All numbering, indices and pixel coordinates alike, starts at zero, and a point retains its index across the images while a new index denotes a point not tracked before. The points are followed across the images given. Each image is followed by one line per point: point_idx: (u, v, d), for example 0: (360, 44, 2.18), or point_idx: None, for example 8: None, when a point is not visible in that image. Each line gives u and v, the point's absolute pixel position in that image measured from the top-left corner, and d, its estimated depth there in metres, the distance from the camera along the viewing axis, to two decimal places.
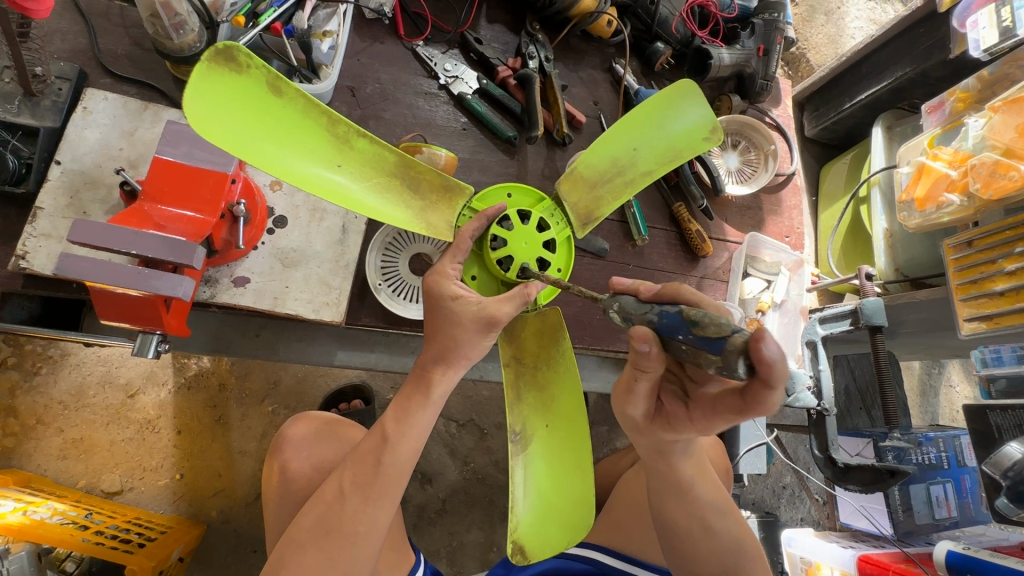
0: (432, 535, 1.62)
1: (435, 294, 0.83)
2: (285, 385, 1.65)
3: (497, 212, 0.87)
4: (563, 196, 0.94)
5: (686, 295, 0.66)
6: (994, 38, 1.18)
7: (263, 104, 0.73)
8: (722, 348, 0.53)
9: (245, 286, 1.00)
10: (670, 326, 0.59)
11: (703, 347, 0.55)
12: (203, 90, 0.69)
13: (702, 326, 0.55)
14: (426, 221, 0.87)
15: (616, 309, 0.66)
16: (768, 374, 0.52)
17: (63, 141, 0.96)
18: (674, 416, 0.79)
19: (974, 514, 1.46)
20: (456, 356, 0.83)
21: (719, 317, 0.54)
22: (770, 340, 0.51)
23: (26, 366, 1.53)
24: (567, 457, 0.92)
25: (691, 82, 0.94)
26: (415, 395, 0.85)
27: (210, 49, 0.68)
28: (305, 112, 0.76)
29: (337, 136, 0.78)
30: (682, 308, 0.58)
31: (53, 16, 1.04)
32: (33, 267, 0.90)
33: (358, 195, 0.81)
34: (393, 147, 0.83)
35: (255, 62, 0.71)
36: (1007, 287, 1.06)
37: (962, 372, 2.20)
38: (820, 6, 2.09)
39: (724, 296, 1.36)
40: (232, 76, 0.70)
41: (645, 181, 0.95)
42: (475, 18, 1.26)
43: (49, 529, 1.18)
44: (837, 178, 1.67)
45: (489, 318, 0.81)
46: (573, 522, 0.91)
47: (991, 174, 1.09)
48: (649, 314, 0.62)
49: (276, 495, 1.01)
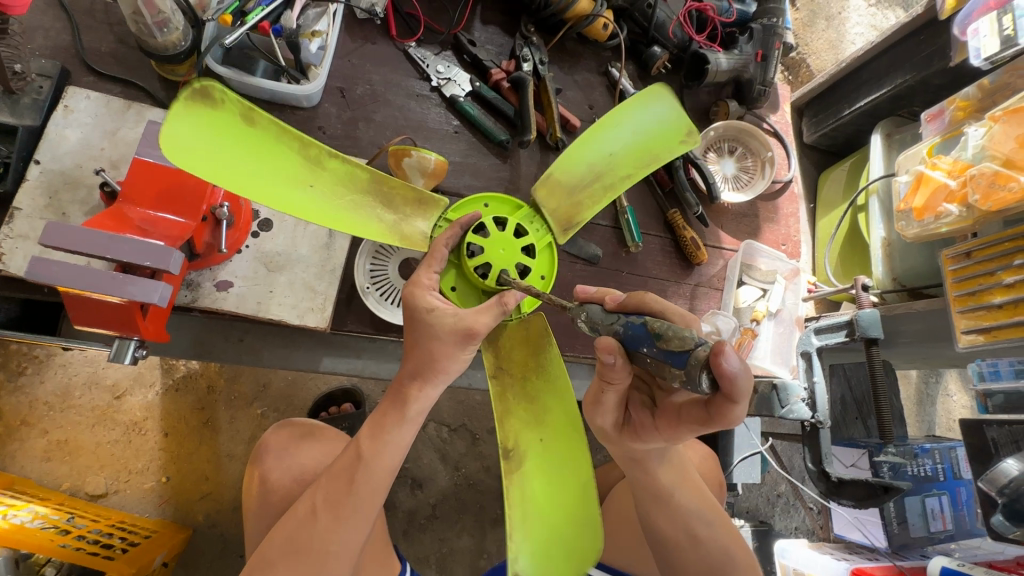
0: (421, 542, 1.60)
1: (412, 305, 0.80)
2: (275, 388, 1.63)
3: (471, 220, 0.85)
4: (541, 201, 0.92)
5: (649, 303, 0.71)
6: (995, 47, 1.15)
7: (241, 139, 0.71)
8: (687, 362, 0.58)
9: (228, 290, 0.98)
10: (636, 337, 0.63)
11: (668, 359, 0.60)
12: (185, 131, 0.67)
13: (667, 339, 0.60)
14: (411, 241, 0.86)
15: (584, 320, 0.69)
16: (730, 386, 0.58)
17: (43, 140, 0.94)
18: (640, 425, 0.81)
19: (970, 527, 1.41)
20: (433, 369, 0.80)
21: (684, 331, 0.59)
22: (736, 354, 0.57)
23: (12, 366, 1.51)
24: (567, 473, 0.87)
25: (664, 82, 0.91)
26: (391, 412, 0.82)
27: (185, 88, 0.66)
28: (284, 141, 0.74)
29: (318, 162, 0.77)
30: (647, 320, 0.63)
31: (36, 12, 1.02)
32: (10, 269, 0.88)
33: (349, 218, 0.80)
34: (369, 167, 0.81)
35: (228, 95, 0.69)
36: (1005, 299, 1.04)
37: (960, 382, 2.17)
38: (821, 11, 2.07)
39: (719, 304, 1.34)
40: (211, 113, 0.69)
41: (624, 185, 0.93)
42: (468, 19, 1.24)
43: (28, 535, 1.16)
44: (835, 186, 1.65)
45: (467, 330, 0.77)
46: (574, 546, 0.84)
47: (990, 186, 1.07)
48: (616, 325, 0.66)
49: (255, 506, 0.99)
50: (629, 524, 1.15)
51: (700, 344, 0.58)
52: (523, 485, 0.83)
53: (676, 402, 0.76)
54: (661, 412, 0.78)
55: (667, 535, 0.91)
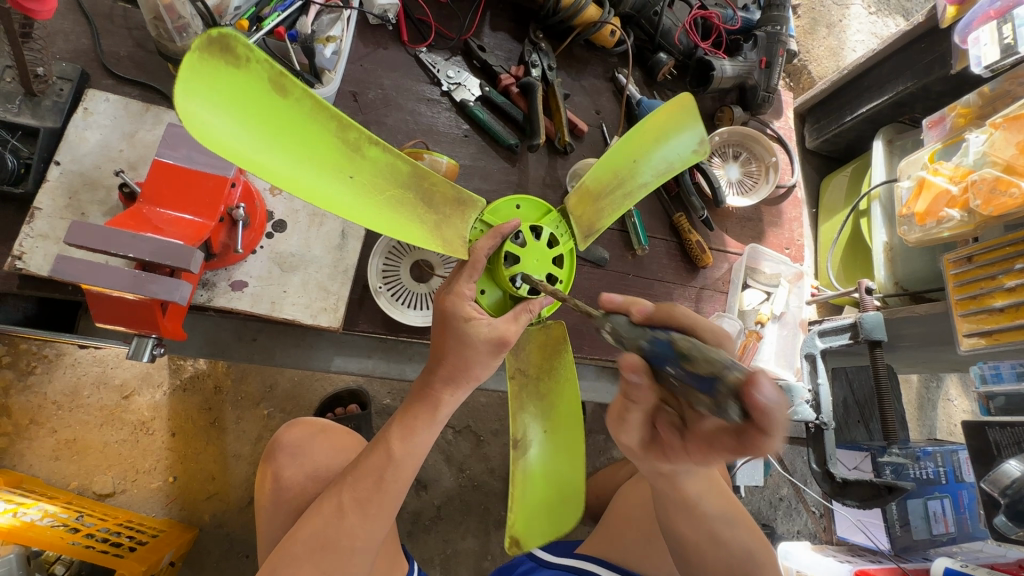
0: (426, 543, 1.61)
1: (448, 313, 0.82)
2: (281, 390, 1.64)
3: (512, 229, 0.84)
4: (572, 210, 0.94)
5: (679, 316, 0.61)
6: (995, 55, 1.18)
7: (268, 108, 0.64)
8: (715, 389, 0.48)
9: (242, 290, 0.99)
10: (662, 356, 0.54)
11: (694, 385, 0.50)
12: (195, 90, 0.57)
13: (694, 363, 0.50)
14: (439, 235, 0.84)
15: (608, 330, 0.62)
16: (764, 422, 0.47)
17: (63, 141, 0.96)
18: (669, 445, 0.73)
19: (971, 530, 1.43)
20: (465, 376, 0.83)
21: (715, 354, 0.49)
22: (770, 387, 0.46)
23: (21, 366, 1.52)
24: (568, 458, 0.93)
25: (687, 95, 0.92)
26: (420, 414, 0.84)
27: (202, 36, 0.56)
28: (314, 116, 0.68)
29: (348, 144, 0.72)
30: (674, 336, 0.54)
31: (56, 16, 1.04)
32: (30, 267, 0.90)
33: (374, 207, 0.76)
34: (404, 156, 0.78)
35: (257, 55, 0.60)
36: (1006, 303, 1.06)
37: (960, 387, 2.19)
38: (823, 19, 2.10)
39: (723, 307, 1.35)
40: (233, 73, 0.60)
41: (640, 195, 0.96)
42: (478, 25, 1.26)
43: (40, 532, 1.17)
44: (837, 191, 1.67)
45: (500, 337, 0.81)
46: (563, 521, 0.92)
47: (991, 191, 1.09)
48: (640, 339, 0.58)
49: (269, 504, 1.01)
50: (637, 525, 1.16)
51: (730, 368, 0.47)
52: (525, 473, 0.89)
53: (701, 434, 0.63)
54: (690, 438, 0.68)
55: (682, 533, 0.91)
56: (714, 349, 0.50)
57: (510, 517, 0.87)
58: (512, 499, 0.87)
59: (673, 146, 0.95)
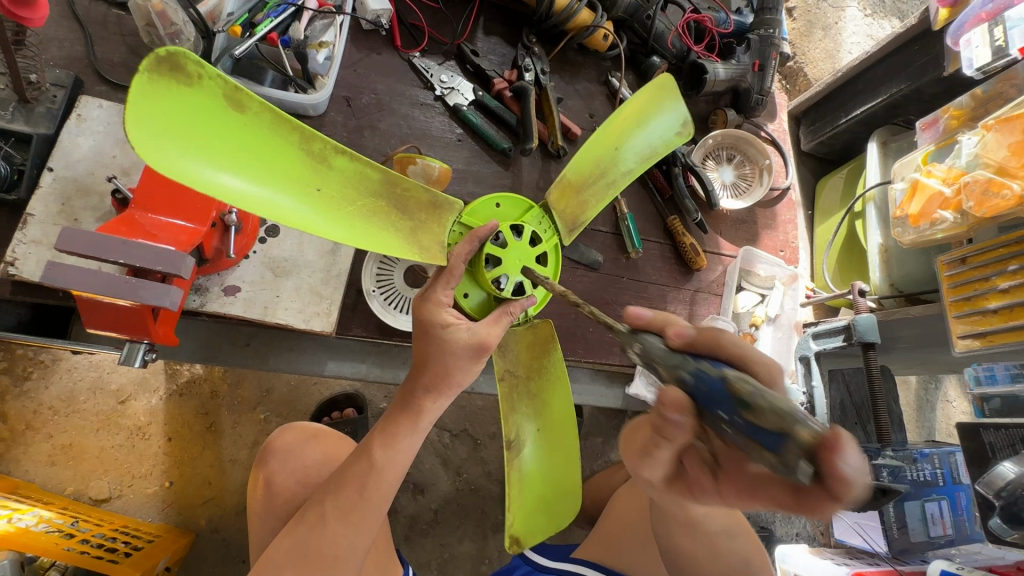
0: (423, 547, 1.60)
1: (425, 321, 0.82)
2: (278, 394, 1.64)
3: (488, 233, 0.82)
4: (553, 204, 0.93)
5: (726, 341, 0.54)
6: (987, 57, 1.18)
7: (227, 124, 0.63)
8: (782, 445, 0.42)
9: (235, 295, 1.00)
10: (712, 398, 0.48)
11: (757, 438, 0.44)
12: (148, 110, 0.57)
13: (756, 411, 0.44)
14: (416, 242, 0.82)
15: (637, 351, 0.57)
16: (839, 491, 0.41)
17: (56, 148, 0.96)
18: (697, 485, 0.65)
19: (969, 532, 1.43)
20: (446, 383, 0.83)
21: (782, 403, 0.43)
22: (851, 453, 0.40)
23: (17, 371, 1.52)
24: (559, 455, 0.93)
25: (666, 78, 0.95)
26: (405, 422, 0.84)
27: (150, 56, 0.56)
28: (273, 129, 0.67)
29: (313, 157, 0.71)
30: (728, 374, 0.48)
31: (50, 23, 1.05)
32: (22, 273, 0.90)
33: (345, 218, 0.74)
34: (375, 163, 0.77)
35: (209, 71, 0.60)
36: (1000, 305, 1.05)
37: (959, 388, 2.19)
38: (818, 22, 2.10)
39: (718, 310, 1.36)
40: (185, 90, 0.59)
41: (626, 180, 0.98)
42: (472, 30, 1.27)
43: (33, 538, 1.17)
44: (832, 193, 1.67)
45: (480, 342, 0.81)
46: (559, 515, 0.93)
47: (984, 193, 1.08)
48: (682, 370, 0.52)
49: (260, 509, 1.01)
50: (632, 529, 1.16)
51: (804, 426, 0.42)
52: (522, 473, 0.89)
53: (749, 478, 0.56)
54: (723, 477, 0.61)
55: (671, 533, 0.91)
56: (780, 394, 0.44)
57: (509, 518, 0.86)
58: (510, 497, 0.87)
59: (651, 132, 0.97)
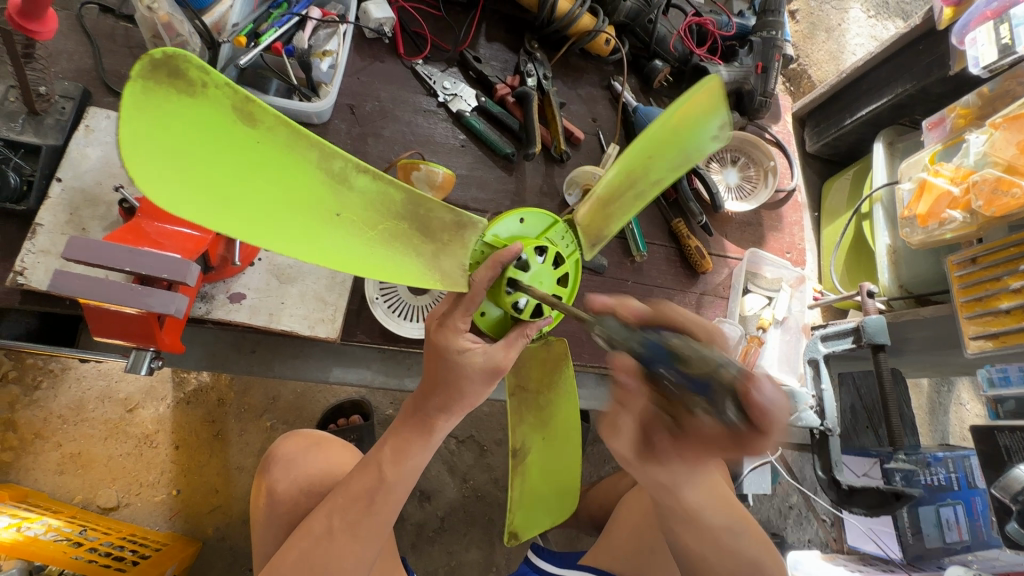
0: (430, 555, 1.59)
1: (442, 346, 0.79)
2: (284, 401, 1.64)
3: (511, 257, 0.77)
4: (581, 219, 0.92)
5: (664, 316, 0.67)
6: (993, 56, 1.17)
7: (231, 141, 0.52)
8: (711, 389, 0.54)
9: (241, 302, 1.00)
10: (655, 359, 0.59)
11: (690, 387, 0.56)
12: (142, 127, 0.47)
13: (688, 362, 0.56)
14: (437, 268, 0.74)
15: (600, 333, 0.65)
16: (761, 421, 0.54)
17: (65, 158, 0.98)
18: (660, 450, 0.78)
19: (986, 538, 1.36)
20: (459, 404, 0.83)
21: (708, 355, 0.55)
22: (762, 385, 0.54)
23: (27, 380, 1.53)
24: (561, 462, 0.93)
25: (713, 79, 0.81)
26: (414, 438, 0.84)
27: (145, 60, 0.45)
28: (288, 145, 0.56)
29: (332, 177, 0.60)
30: (666, 340, 0.59)
31: (60, 36, 1.07)
32: (31, 282, 0.91)
33: (363, 245, 0.65)
34: (400, 183, 0.66)
35: (216, 79, 0.49)
36: (1012, 304, 1.04)
37: (972, 390, 2.16)
38: (821, 23, 2.10)
39: (724, 312, 1.34)
40: (185, 101, 0.49)
41: (656, 191, 0.93)
42: (474, 37, 1.28)
43: (42, 547, 1.17)
44: (839, 195, 1.66)
45: (496, 368, 0.80)
46: (553, 513, 0.94)
47: (993, 191, 1.07)
48: (632, 342, 0.61)
49: (263, 518, 1.01)
50: (642, 536, 1.14)
51: (728, 370, 0.54)
52: (524, 479, 0.88)
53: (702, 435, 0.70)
54: (686, 444, 0.74)
55: (680, 535, 0.90)
56: (708, 351, 0.57)
57: (509, 516, 0.87)
58: (512, 498, 0.87)
59: (685, 148, 0.89)
